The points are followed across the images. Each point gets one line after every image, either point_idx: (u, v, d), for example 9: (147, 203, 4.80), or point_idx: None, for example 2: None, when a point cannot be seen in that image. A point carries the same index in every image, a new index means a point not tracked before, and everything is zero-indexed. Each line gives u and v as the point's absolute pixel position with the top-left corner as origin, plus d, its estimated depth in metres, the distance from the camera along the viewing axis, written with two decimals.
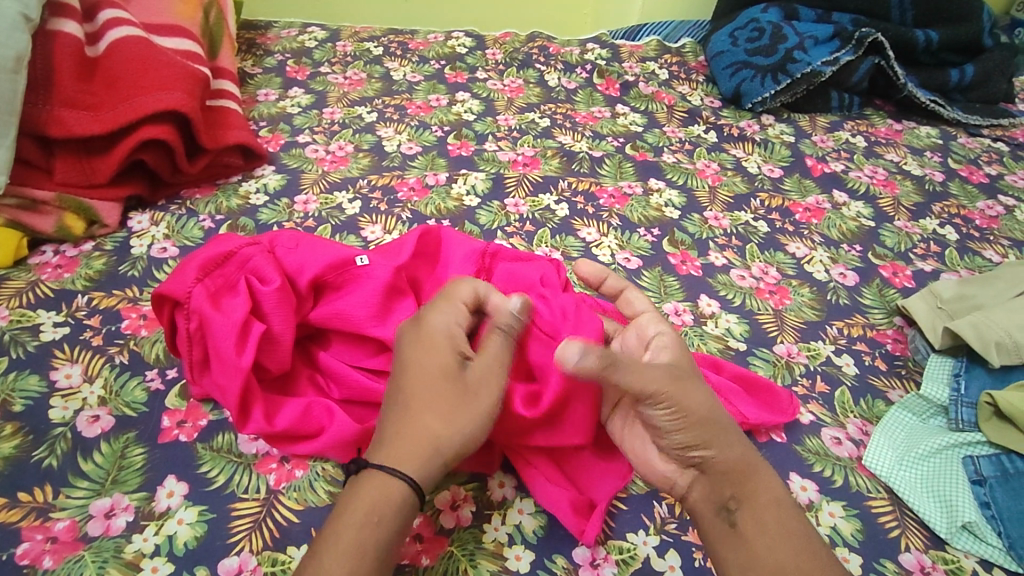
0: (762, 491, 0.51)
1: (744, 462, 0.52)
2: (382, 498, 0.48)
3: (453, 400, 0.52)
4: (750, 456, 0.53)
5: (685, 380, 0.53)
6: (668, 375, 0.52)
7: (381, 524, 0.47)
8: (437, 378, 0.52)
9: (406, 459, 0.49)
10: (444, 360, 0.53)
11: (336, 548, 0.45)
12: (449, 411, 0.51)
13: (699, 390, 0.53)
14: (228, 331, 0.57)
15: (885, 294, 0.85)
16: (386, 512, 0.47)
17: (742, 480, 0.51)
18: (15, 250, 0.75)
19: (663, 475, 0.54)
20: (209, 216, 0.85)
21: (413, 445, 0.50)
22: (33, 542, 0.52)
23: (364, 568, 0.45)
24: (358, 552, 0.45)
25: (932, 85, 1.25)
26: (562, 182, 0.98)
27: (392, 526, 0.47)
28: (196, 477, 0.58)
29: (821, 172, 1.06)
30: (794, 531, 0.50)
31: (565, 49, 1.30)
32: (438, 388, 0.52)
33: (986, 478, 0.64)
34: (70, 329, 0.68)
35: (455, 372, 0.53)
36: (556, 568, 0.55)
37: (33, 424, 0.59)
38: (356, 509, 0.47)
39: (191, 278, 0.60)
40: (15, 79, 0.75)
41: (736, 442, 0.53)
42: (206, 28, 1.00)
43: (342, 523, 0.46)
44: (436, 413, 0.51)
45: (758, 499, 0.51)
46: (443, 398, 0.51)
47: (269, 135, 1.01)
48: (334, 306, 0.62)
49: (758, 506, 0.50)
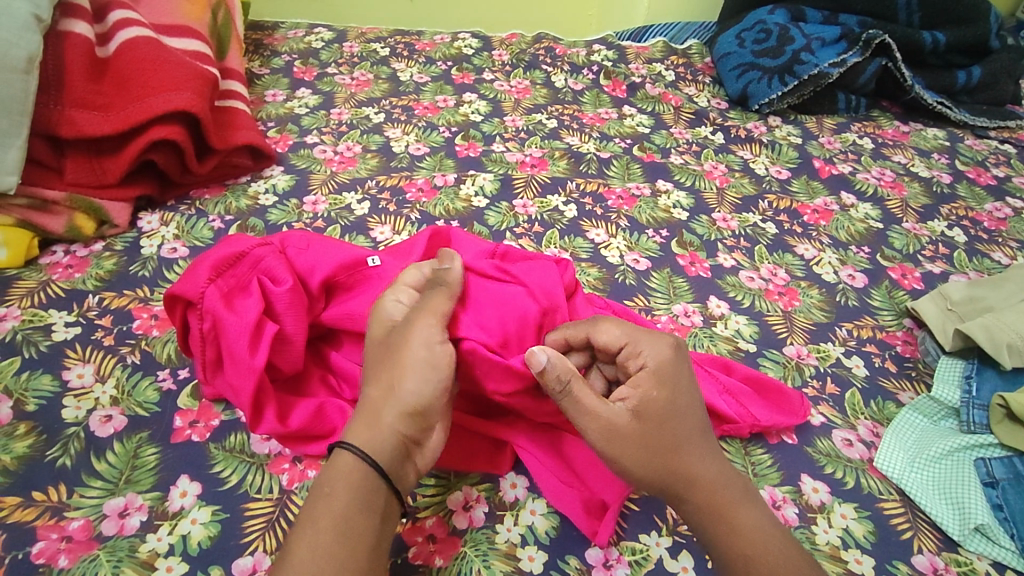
0: (735, 536, 0.50)
1: (715, 498, 0.52)
2: (333, 473, 0.49)
3: (385, 363, 0.54)
4: (723, 499, 0.52)
5: (623, 433, 0.52)
6: (601, 433, 0.52)
7: (333, 495, 0.48)
8: (372, 351, 0.55)
9: (355, 428, 0.51)
10: (372, 331, 0.56)
11: (298, 526, 0.47)
12: (381, 374, 0.53)
13: (637, 443, 0.52)
14: (240, 330, 0.57)
15: (895, 295, 0.85)
16: (334, 484, 0.49)
17: (713, 526, 0.51)
18: (26, 249, 0.75)
19: None
20: (218, 216, 0.85)
21: (358, 417, 0.52)
22: (49, 540, 0.52)
23: (320, 534, 0.46)
24: (312, 521, 0.47)
25: (938, 86, 1.25)
26: (570, 183, 0.98)
27: (343, 495, 0.48)
28: (209, 477, 0.58)
29: (829, 174, 1.06)
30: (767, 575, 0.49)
31: (572, 50, 1.30)
32: (372, 358, 0.55)
33: (999, 480, 0.63)
34: (82, 329, 0.68)
35: (383, 340, 0.55)
36: (569, 568, 0.55)
37: (47, 423, 0.60)
38: (315, 489, 0.49)
39: (203, 279, 0.59)
40: (27, 79, 0.75)
41: (703, 491, 0.52)
42: (214, 28, 1.00)
43: (305, 506, 0.48)
44: (373, 382, 0.53)
45: (732, 546, 0.50)
46: (376, 367, 0.54)
47: (277, 136, 1.01)
48: (348, 306, 0.62)
49: (730, 552, 0.50)
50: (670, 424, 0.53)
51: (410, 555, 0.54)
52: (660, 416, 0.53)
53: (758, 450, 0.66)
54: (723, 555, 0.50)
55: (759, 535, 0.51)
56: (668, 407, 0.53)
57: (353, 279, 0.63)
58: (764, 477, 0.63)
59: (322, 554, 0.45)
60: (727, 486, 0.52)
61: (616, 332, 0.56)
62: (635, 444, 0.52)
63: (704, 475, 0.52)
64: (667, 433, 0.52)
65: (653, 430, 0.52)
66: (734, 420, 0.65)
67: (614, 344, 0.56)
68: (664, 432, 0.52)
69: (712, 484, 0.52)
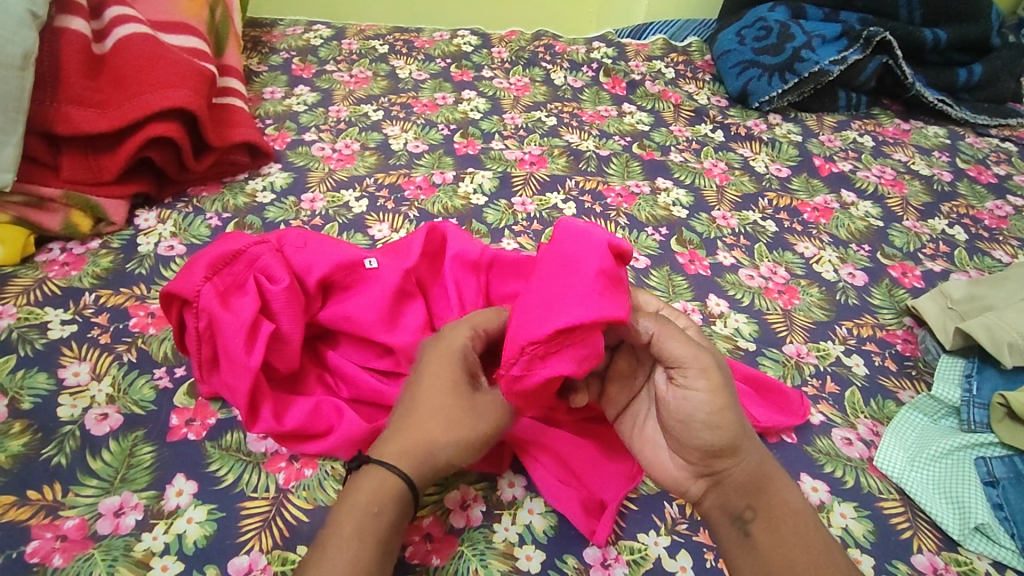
0: (781, 502, 0.52)
1: (763, 471, 0.53)
2: (384, 490, 0.49)
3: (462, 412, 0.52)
4: (769, 474, 0.53)
5: (719, 372, 0.51)
6: (710, 365, 0.51)
7: (382, 515, 0.48)
8: (439, 384, 0.52)
9: (405, 455, 0.50)
10: (457, 375, 0.53)
11: (343, 534, 0.46)
12: (450, 419, 0.52)
13: (729, 389, 0.51)
14: (233, 327, 0.57)
15: (895, 294, 0.85)
16: (384, 505, 0.48)
17: (758, 495, 0.52)
18: (22, 247, 0.75)
19: (676, 479, 0.54)
20: (215, 214, 0.85)
21: (413, 451, 0.50)
22: (43, 540, 0.52)
23: (368, 555, 0.46)
24: (363, 539, 0.46)
25: (940, 84, 1.24)
26: (569, 181, 0.97)
27: (391, 517, 0.48)
28: (205, 476, 0.57)
29: (829, 172, 1.06)
30: (809, 536, 0.50)
31: (571, 47, 1.30)
32: (451, 397, 0.52)
33: (999, 479, 0.63)
34: (78, 326, 0.68)
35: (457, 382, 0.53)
36: (567, 568, 0.54)
37: (42, 421, 0.59)
38: (359, 501, 0.48)
39: (199, 276, 0.59)
40: (22, 76, 0.75)
41: (757, 458, 0.53)
42: (212, 25, 0.99)
43: (349, 517, 0.47)
44: (439, 421, 0.51)
45: (775, 512, 0.51)
46: (457, 408, 0.52)
47: (275, 134, 1.00)
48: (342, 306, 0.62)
49: (776, 519, 0.51)
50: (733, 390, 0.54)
51: (407, 554, 0.54)
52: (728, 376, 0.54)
53: None
54: (764, 524, 0.51)
55: (798, 504, 0.52)
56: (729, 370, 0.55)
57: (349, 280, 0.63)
58: None
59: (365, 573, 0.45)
60: (771, 463, 0.54)
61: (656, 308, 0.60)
62: (727, 387, 0.51)
63: (759, 446, 0.53)
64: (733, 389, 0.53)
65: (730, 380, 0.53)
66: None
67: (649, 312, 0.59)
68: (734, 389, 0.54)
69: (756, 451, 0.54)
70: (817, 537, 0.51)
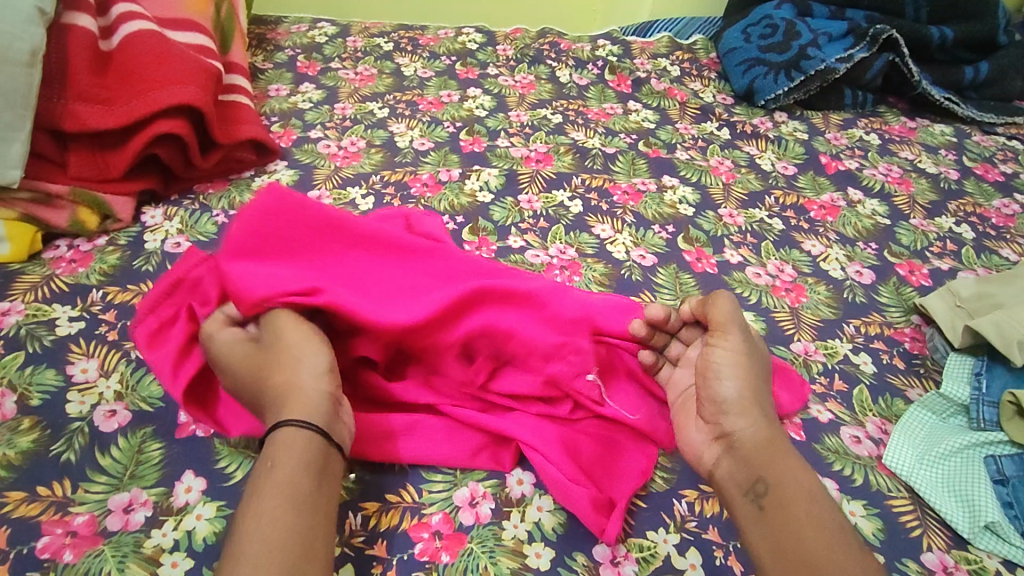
0: (794, 481, 0.52)
1: (778, 447, 0.55)
2: (277, 446, 0.49)
3: (267, 361, 0.56)
4: (786, 454, 0.55)
5: (747, 346, 0.60)
6: (741, 339, 0.60)
7: (276, 467, 0.48)
8: (245, 365, 0.56)
9: (287, 411, 0.52)
10: (233, 349, 0.58)
11: (247, 496, 0.47)
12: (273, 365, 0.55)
13: (753, 364, 0.59)
14: (179, 337, 0.62)
15: (903, 292, 0.85)
16: (277, 458, 0.49)
17: (769, 467, 0.53)
18: (29, 244, 0.74)
19: (694, 446, 0.59)
20: (222, 211, 0.85)
21: (276, 403, 0.53)
22: (53, 535, 0.52)
23: (267, 500, 0.46)
24: (260, 491, 0.47)
25: (946, 83, 1.24)
26: (576, 178, 0.97)
27: (287, 464, 0.48)
28: (214, 472, 0.57)
29: (835, 170, 1.06)
30: (823, 520, 0.49)
31: (576, 45, 1.30)
32: (247, 366, 0.56)
33: (1009, 478, 0.63)
34: (86, 323, 0.68)
35: (247, 352, 0.57)
36: (576, 565, 0.54)
37: (51, 418, 0.59)
38: (258, 466, 0.49)
39: (158, 303, 0.65)
40: (30, 73, 0.74)
41: (770, 435, 0.56)
42: (217, 22, 0.99)
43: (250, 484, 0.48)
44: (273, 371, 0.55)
45: (786, 484, 0.52)
46: (258, 363, 0.56)
47: (280, 131, 1.00)
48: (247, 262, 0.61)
49: (787, 494, 0.51)
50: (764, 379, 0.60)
51: (416, 551, 0.54)
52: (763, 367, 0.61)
53: None
54: (776, 495, 0.51)
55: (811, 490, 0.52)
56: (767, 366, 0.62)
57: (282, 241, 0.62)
58: None
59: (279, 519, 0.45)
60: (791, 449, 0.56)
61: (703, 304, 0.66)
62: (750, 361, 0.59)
63: (776, 430, 0.57)
64: (760, 373, 0.60)
65: (757, 364, 0.60)
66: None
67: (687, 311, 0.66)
68: (765, 374, 0.60)
69: (774, 433, 0.57)
70: (825, 517, 0.50)
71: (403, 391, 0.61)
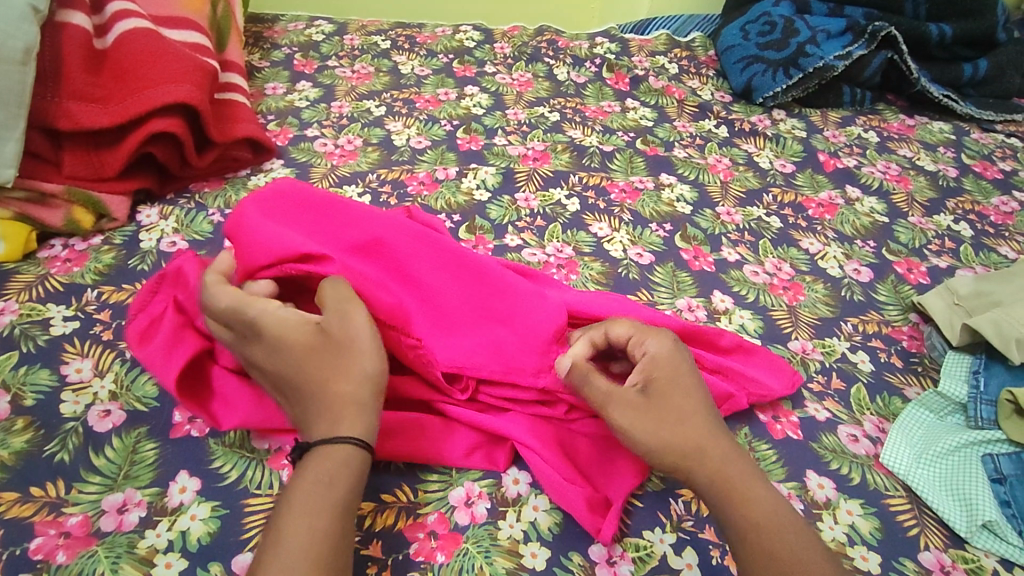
0: (748, 514, 0.50)
1: (729, 480, 0.52)
2: (335, 461, 0.48)
3: (332, 362, 0.53)
4: (737, 483, 0.51)
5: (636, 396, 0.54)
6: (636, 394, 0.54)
7: (333, 484, 0.47)
8: (306, 355, 0.53)
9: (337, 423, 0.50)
10: (292, 333, 0.53)
11: (296, 504, 0.46)
12: (337, 368, 0.52)
13: (667, 407, 0.54)
14: (167, 328, 0.60)
15: (901, 290, 0.84)
16: (331, 475, 0.47)
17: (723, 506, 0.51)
18: (24, 243, 0.74)
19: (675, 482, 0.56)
20: (218, 210, 0.84)
21: (332, 414, 0.51)
22: (47, 536, 0.51)
23: (321, 521, 0.45)
24: (314, 508, 0.46)
25: (945, 80, 1.23)
26: (573, 177, 0.97)
27: (343, 486, 0.47)
28: (209, 473, 0.57)
29: (833, 168, 1.05)
30: (777, 552, 0.48)
31: (574, 43, 1.30)
32: (307, 362, 0.53)
33: (1007, 476, 0.62)
34: (80, 323, 0.68)
35: (312, 342, 0.53)
36: (572, 565, 0.54)
37: (45, 418, 0.59)
38: (310, 473, 0.48)
39: (150, 301, 0.64)
40: (24, 71, 0.74)
41: (713, 466, 0.52)
42: (214, 20, 0.99)
43: (298, 490, 0.47)
44: (334, 375, 0.52)
45: (739, 521, 0.50)
46: (318, 363, 0.53)
47: (277, 129, 1.00)
48: (257, 227, 0.62)
49: (749, 530, 0.49)
50: (686, 402, 0.55)
51: (412, 551, 0.54)
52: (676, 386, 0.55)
53: (763, 445, 0.65)
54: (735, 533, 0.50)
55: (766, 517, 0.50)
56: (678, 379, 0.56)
57: (289, 221, 0.65)
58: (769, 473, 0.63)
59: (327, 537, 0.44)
60: (739, 468, 0.52)
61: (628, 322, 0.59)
62: (649, 411, 0.53)
63: (717, 450, 0.53)
64: (675, 408, 0.54)
65: (663, 403, 0.54)
66: (731, 396, 0.65)
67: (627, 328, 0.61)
68: (681, 397, 0.55)
69: (720, 460, 0.52)
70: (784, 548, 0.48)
71: (396, 386, 0.61)
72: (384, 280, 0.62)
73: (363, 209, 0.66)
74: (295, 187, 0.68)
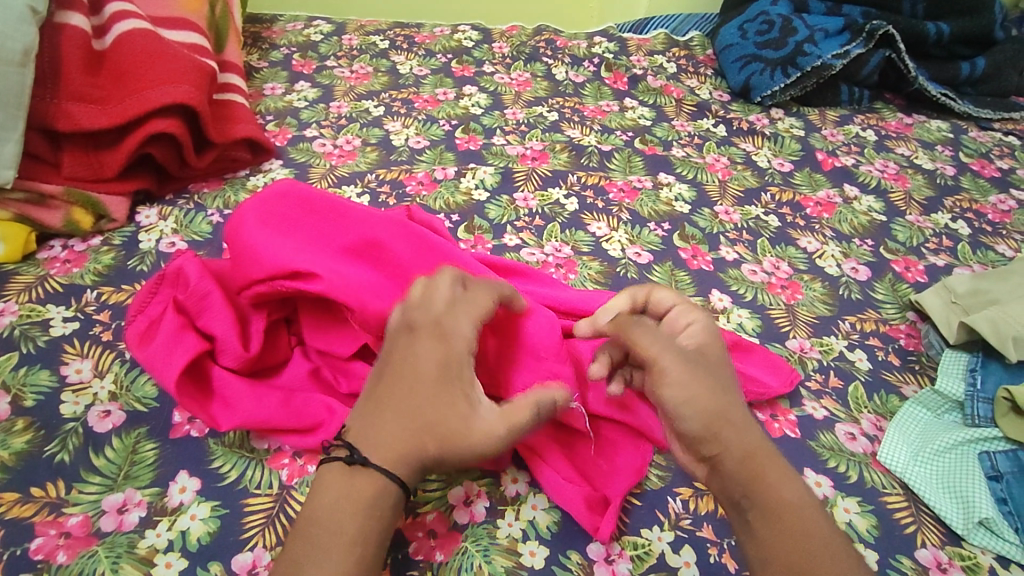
0: (776, 494, 0.50)
1: (757, 460, 0.51)
2: (385, 491, 0.49)
3: (445, 426, 0.51)
4: (765, 465, 0.51)
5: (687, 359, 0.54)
6: (689, 359, 0.54)
7: (382, 516, 0.48)
8: (432, 400, 0.51)
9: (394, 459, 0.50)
10: (446, 382, 0.52)
11: (346, 528, 0.47)
12: (443, 432, 0.50)
13: (713, 380, 0.54)
14: (168, 329, 0.60)
15: (898, 288, 0.85)
16: (387, 507, 0.48)
17: (749, 483, 0.50)
18: (23, 244, 0.74)
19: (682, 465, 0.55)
20: (217, 211, 0.84)
21: (403, 452, 0.50)
22: (47, 536, 0.52)
23: (367, 551, 0.46)
24: (363, 536, 0.47)
25: (942, 78, 1.24)
26: (571, 176, 0.97)
27: (389, 516, 0.49)
28: (209, 473, 0.57)
29: (832, 166, 1.06)
30: (806, 532, 0.48)
31: (573, 42, 1.30)
32: (431, 407, 0.51)
33: (1003, 474, 0.63)
34: (80, 324, 0.68)
35: (451, 401, 0.51)
36: (570, 564, 0.54)
37: (44, 419, 0.59)
38: (362, 499, 0.48)
39: (148, 303, 0.64)
40: (22, 72, 0.74)
41: (745, 442, 0.52)
42: (212, 20, 0.99)
43: (347, 512, 0.48)
44: (433, 437, 0.50)
45: (764, 499, 0.49)
46: (440, 419, 0.51)
47: (276, 130, 1.00)
48: (255, 241, 0.61)
49: (775, 511, 0.49)
50: (724, 378, 0.55)
51: (411, 551, 0.54)
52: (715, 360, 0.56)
53: None
54: (758, 511, 0.49)
55: (797, 497, 0.50)
56: (718, 357, 0.56)
57: (291, 227, 0.63)
58: None
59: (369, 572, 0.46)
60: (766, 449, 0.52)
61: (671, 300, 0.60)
62: (699, 375, 0.53)
63: (749, 429, 0.53)
64: (718, 381, 0.54)
65: (714, 367, 0.55)
66: None
67: (663, 306, 0.61)
68: (721, 373, 0.55)
69: (752, 439, 0.52)
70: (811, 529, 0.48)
71: None
72: (384, 286, 0.62)
73: (364, 213, 0.66)
74: (297, 189, 0.65)
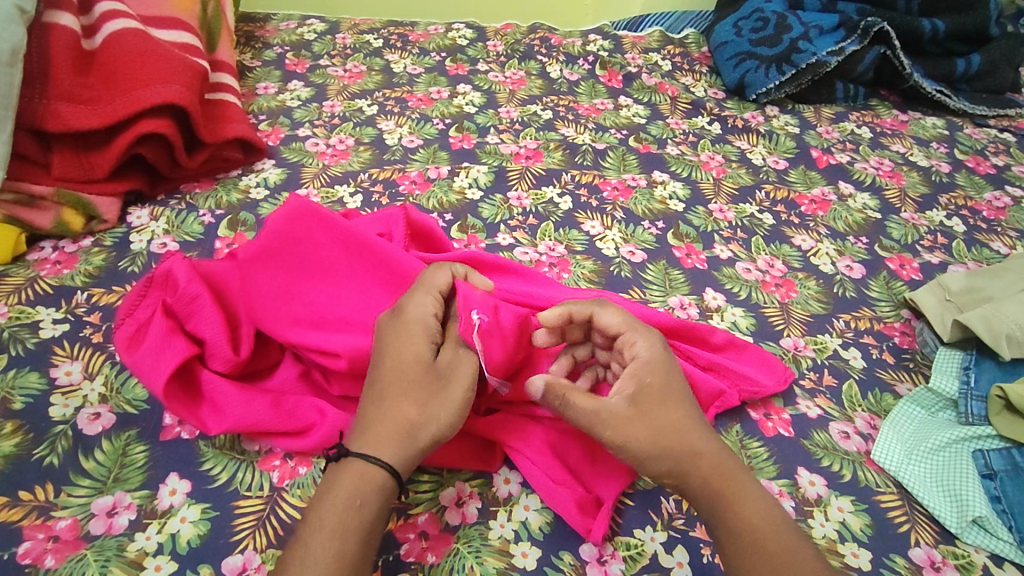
0: (741, 511, 0.51)
1: (720, 478, 0.52)
2: (367, 481, 0.49)
3: (420, 390, 0.53)
4: (727, 481, 0.53)
5: (624, 412, 0.53)
6: (628, 406, 0.54)
7: (365, 506, 0.48)
8: (405, 367, 0.54)
9: (383, 440, 0.51)
10: (408, 351, 0.54)
11: (326, 521, 0.47)
12: (419, 394, 0.53)
13: (654, 422, 0.53)
14: (156, 334, 0.59)
15: (893, 286, 0.84)
16: (367, 497, 0.49)
17: (714, 504, 0.52)
18: (13, 246, 0.74)
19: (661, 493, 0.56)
20: (209, 211, 0.84)
21: (387, 430, 0.51)
22: (35, 540, 0.51)
23: (348, 545, 0.46)
24: (342, 529, 0.47)
25: (937, 76, 1.23)
26: (565, 175, 0.97)
27: (375, 507, 0.49)
28: (199, 475, 0.57)
29: (827, 164, 1.05)
30: (774, 545, 0.49)
31: (567, 40, 1.29)
32: (400, 372, 0.53)
33: (997, 472, 0.63)
34: (70, 326, 0.67)
35: (424, 363, 0.54)
36: (563, 564, 0.54)
37: (34, 421, 0.59)
38: (343, 495, 0.48)
39: (136, 307, 0.63)
40: (11, 72, 0.74)
41: (705, 465, 0.53)
42: (203, 20, 0.98)
43: (330, 505, 0.48)
44: (411, 399, 0.52)
45: (730, 517, 0.51)
46: (413, 386, 0.53)
47: (268, 129, 1.00)
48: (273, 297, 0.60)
49: (742, 528, 0.50)
50: (672, 410, 0.55)
51: (402, 552, 0.54)
52: (657, 395, 0.55)
53: (754, 442, 0.65)
54: (727, 529, 0.51)
55: (758, 511, 0.51)
56: (663, 387, 0.55)
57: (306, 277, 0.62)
58: (760, 471, 0.63)
59: (350, 568, 0.46)
60: (726, 464, 0.53)
61: (617, 319, 0.59)
62: (637, 423, 0.53)
63: (706, 451, 0.54)
64: (664, 419, 0.54)
65: (653, 410, 0.54)
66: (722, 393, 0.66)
67: (611, 329, 0.58)
68: (667, 407, 0.55)
69: (712, 459, 0.53)
70: (777, 550, 0.49)
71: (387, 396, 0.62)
72: None
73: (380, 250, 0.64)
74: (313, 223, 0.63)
